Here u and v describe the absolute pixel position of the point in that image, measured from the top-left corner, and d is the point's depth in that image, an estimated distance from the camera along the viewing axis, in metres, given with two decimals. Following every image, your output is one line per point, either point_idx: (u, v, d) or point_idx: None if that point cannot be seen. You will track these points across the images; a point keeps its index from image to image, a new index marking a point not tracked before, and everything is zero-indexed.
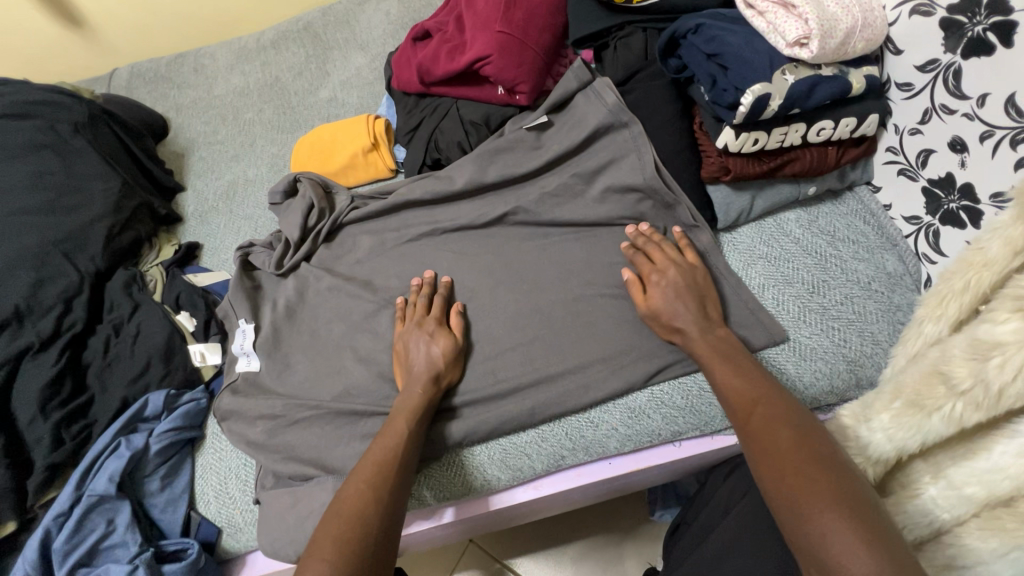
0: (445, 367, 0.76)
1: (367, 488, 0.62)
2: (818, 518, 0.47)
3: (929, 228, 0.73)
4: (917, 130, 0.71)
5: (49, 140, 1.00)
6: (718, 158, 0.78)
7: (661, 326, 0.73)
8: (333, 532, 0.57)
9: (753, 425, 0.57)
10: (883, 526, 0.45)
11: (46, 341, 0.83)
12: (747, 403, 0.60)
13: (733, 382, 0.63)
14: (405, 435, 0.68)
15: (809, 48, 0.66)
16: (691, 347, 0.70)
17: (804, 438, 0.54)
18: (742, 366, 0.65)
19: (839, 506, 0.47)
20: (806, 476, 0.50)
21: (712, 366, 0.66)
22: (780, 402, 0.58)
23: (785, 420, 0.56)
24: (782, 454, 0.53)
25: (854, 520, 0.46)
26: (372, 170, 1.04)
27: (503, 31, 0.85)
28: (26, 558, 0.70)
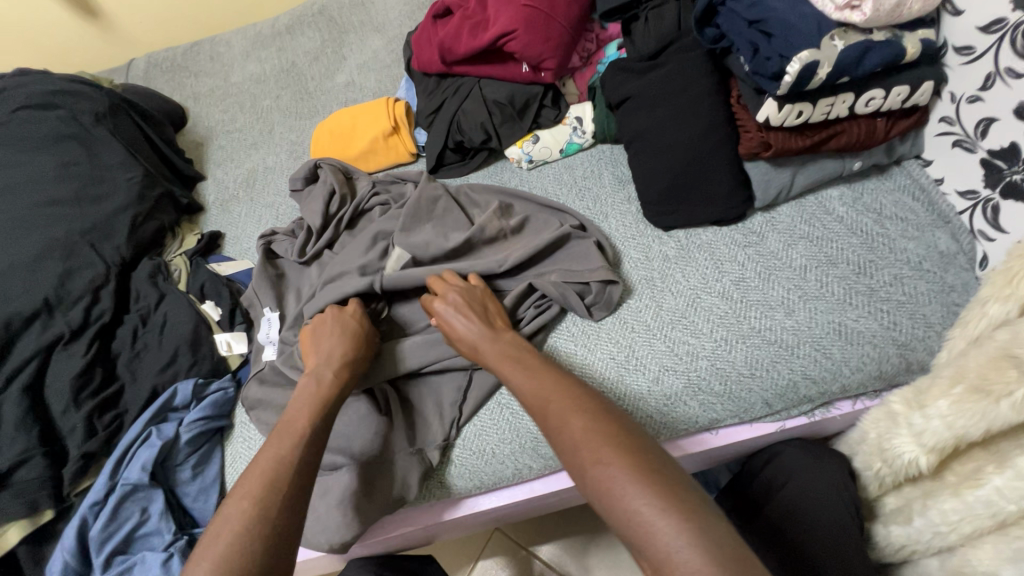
0: (354, 355, 0.71)
1: (253, 506, 0.53)
2: (631, 510, 0.45)
3: (988, 203, 0.68)
4: (977, 98, 0.67)
5: (72, 131, 1.01)
6: (757, 133, 0.73)
7: (456, 339, 0.70)
8: (217, 545, 0.51)
9: (550, 423, 0.55)
10: (686, 497, 0.45)
11: (76, 332, 0.84)
12: (542, 401, 0.57)
13: (527, 384, 0.60)
14: (306, 439, 0.60)
15: (861, 10, 0.61)
16: (483, 355, 0.67)
17: (599, 424, 0.52)
18: (529, 362, 0.63)
19: (647, 491, 0.46)
20: (606, 466, 0.48)
21: (506, 371, 0.63)
22: (570, 392, 0.56)
23: (580, 410, 0.54)
24: (583, 450, 0.51)
25: (665, 497, 0.45)
26: (393, 154, 1.01)
27: (528, 5, 0.83)
28: (64, 545, 0.72)
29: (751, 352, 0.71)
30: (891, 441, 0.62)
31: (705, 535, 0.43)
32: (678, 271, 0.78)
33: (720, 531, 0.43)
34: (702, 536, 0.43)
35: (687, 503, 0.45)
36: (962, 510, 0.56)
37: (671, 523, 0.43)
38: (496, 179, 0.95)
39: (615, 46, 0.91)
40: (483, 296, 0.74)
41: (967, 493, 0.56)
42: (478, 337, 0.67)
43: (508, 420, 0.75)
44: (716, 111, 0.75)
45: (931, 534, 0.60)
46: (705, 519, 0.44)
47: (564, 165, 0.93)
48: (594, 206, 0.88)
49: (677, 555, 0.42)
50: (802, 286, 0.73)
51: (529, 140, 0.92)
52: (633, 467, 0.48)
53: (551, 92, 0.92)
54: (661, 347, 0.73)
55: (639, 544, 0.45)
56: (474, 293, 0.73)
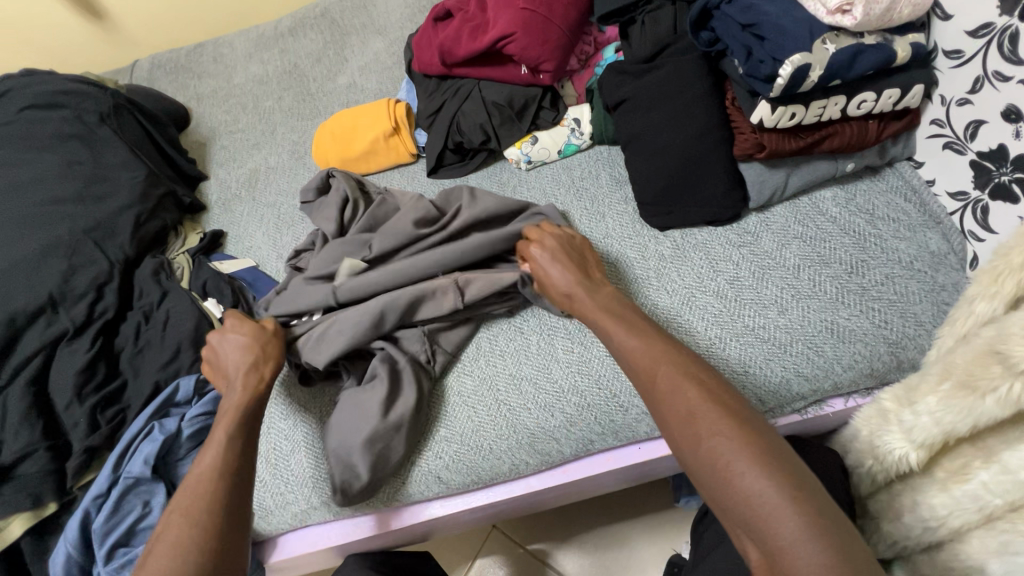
0: (258, 358, 0.71)
1: (180, 515, 0.54)
2: (747, 487, 0.45)
3: (977, 204, 0.70)
4: (966, 101, 0.68)
5: (76, 130, 1.02)
6: (752, 134, 0.75)
7: (552, 292, 0.72)
8: (155, 557, 0.52)
9: (659, 389, 0.54)
10: (801, 479, 0.45)
11: (80, 328, 0.86)
12: (648, 362, 0.56)
13: (630, 343, 0.59)
14: (226, 443, 0.62)
15: (852, 14, 0.62)
16: (582, 309, 0.67)
17: (711, 394, 0.51)
18: (636, 325, 0.62)
19: (766, 470, 0.45)
20: (724, 441, 0.47)
21: (607, 329, 0.63)
22: (681, 357, 0.56)
23: (696, 380, 0.53)
24: (698, 416, 0.50)
25: (784, 478, 0.44)
26: (394, 155, 1.02)
27: (527, 9, 0.85)
28: (67, 537, 0.73)
29: (744, 349, 0.72)
30: (882, 438, 0.63)
31: (826, 531, 0.42)
32: (674, 270, 0.80)
33: (838, 529, 0.42)
34: (820, 522, 0.42)
35: (803, 486, 0.44)
36: (950, 505, 0.57)
37: (791, 506, 0.43)
38: (496, 179, 0.97)
39: (612, 49, 0.92)
40: (581, 254, 0.75)
41: (955, 488, 0.57)
42: (579, 296, 0.68)
43: (505, 417, 0.76)
44: (711, 113, 0.76)
45: (921, 529, 0.61)
46: (824, 515, 0.43)
47: (562, 166, 0.95)
48: (591, 206, 0.89)
49: (797, 544, 0.41)
50: (795, 285, 0.74)
51: (528, 141, 0.93)
52: (755, 449, 0.46)
53: (550, 94, 0.93)
54: None
55: (751, 522, 0.44)
56: (572, 249, 0.75)
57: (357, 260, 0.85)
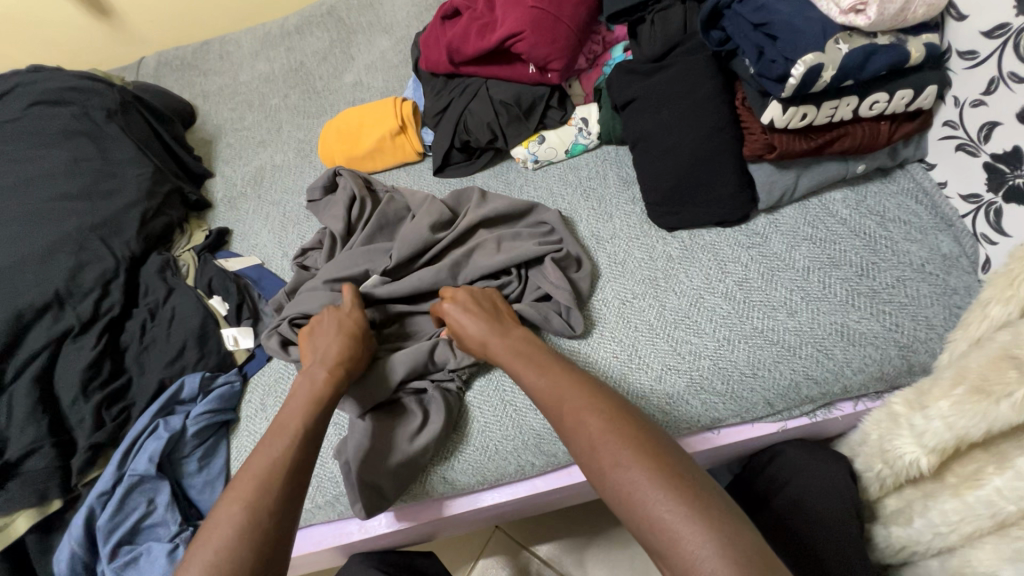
0: (345, 348, 0.71)
1: (243, 511, 0.54)
2: (655, 515, 0.46)
3: (990, 207, 0.69)
4: (980, 102, 0.67)
5: (83, 127, 1.02)
6: (762, 135, 0.74)
7: (467, 338, 0.71)
8: (211, 548, 0.52)
9: (567, 425, 0.55)
10: (703, 496, 0.46)
11: (86, 324, 0.86)
12: (556, 402, 0.58)
13: (541, 383, 0.61)
14: (299, 439, 0.61)
15: (865, 14, 0.61)
16: (495, 351, 0.68)
17: (616, 424, 0.53)
18: (541, 361, 0.63)
19: (667, 494, 0.46)
20: (625, 468, 0.49)
21: (519, 371, 0.64)
22: (587, 390, 0.57)
23: (598, 410, 0.54)
24: (601, 449, 0.51)
25: (686, 500, 0.45)
26: (399, 154, 1.02)
27: (535, 7, 0.84)
28: (72, 535, 0.73)
29: (752, 351, 0.71)
30: (892, 442, 0.62)
31: (733, 544, 0.43)
32: (684, 271, 0.79)
33: (748, 537, 0.43)
34: (724, 540, 0.43)
35: (707, 502, 0.46)
36: (961, 510, 0.57)
37: (691, 526, 0.44)
38: (502, 179, 0.96)
39: (622, 48, 0.92)
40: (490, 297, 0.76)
41: (967, 494, 0.56)
42: (489, 337, 0.69)
43: (511, 417, 0.76)
44: (721, 113, 0.76)
45: (931, 534, 0.60)
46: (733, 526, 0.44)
47: (569, 166, 0.94)
48: (598, 206, 0.88)
49: (703, 565, 0.42)
50: (803, 288, 0.74)
51: (535, 141, 0.93)
52: (657, 471, 0.48)
53: (557, 93, 0.92)
54: (664, 346, 0.74)
55: (664, 548, 0.45)
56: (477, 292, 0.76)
57: (361, 261, 0.85)
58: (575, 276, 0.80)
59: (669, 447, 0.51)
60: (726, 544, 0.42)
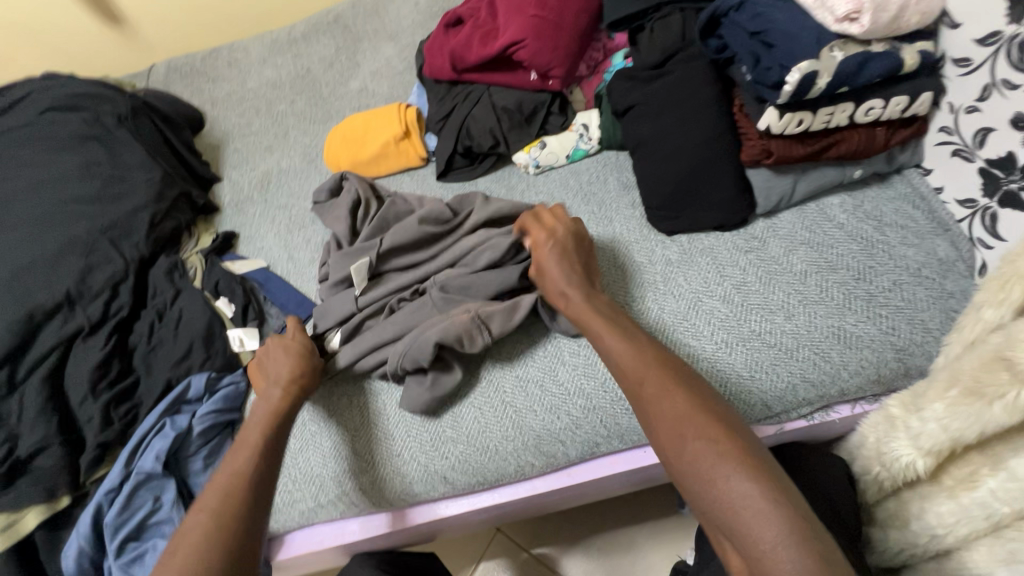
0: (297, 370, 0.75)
1: (212, 513, 0.57)
2: (735, 493, 0.47)
3: (986, 212, 0.70)
4: (975, 108, 0.68)
5: (95, 132, 1.05)
6: (759, 141, 0.75)
7: (552, 287, 0.73)
8: (183, 551, 0.54)
9: (646, 395, 0.56)
10: (784, 483, 0.47)
11: (95, 325, 0.87)
12: (637, 370, 0.58)
13: (621, 350, 0.61)
14: (260, 448, 0.65)
15: (860, 22, 0.63)
16: (575, 310, 0.69)
17: (699, 403, 0.54)
18: (626, 330, 0.64)
19: (750, 475, 0.47)
20: (707, 446, 0.50)
21: (600, 335, 0.64)
22: (668, 366, 0.58)
23: (686, 386, 0.55)
24: (684, 423, 0.52)
25: (767, 483, 0.47)
26: (403, 159, 1.03)
27: (537, 15, 0.86)
28: (80, 531, 0.74)
29: (751, 354, 0.72)
30: (888, 445, 0.63)
31: (810, 540, 0.43)
32: (683, 274, 0.80)
33: (822, 538, 0.44)
34: (800, 530, 0.44)
35: (784, 491, 0.47)
36: (956, 512, 0.57)
37: (774, 509, 0.45)
38: (504, 184, 0.98)
39: (621, 56, 0.94)
40: (584, 245, 0.77)
41: (962, 496, 0.57)
42: (573, 298, 0.70)
43: (510, 417, 0.76)
44: (719, 119, 0.77)
45: (927, 537, 0.60)
46: (807, 522, 0.45)
47: (569, 171, 0.95)
48: (598, 211, 0.89)
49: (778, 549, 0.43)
50: (801, 291, 0.75)
51: (537, 146, 0.94)
52: (740, 455, 0.49)
53: (559, 99, 0.94)
54: (663, 348, 0.75)
55: (738, 528, 0.46)
56: (572, 241, 0.76)
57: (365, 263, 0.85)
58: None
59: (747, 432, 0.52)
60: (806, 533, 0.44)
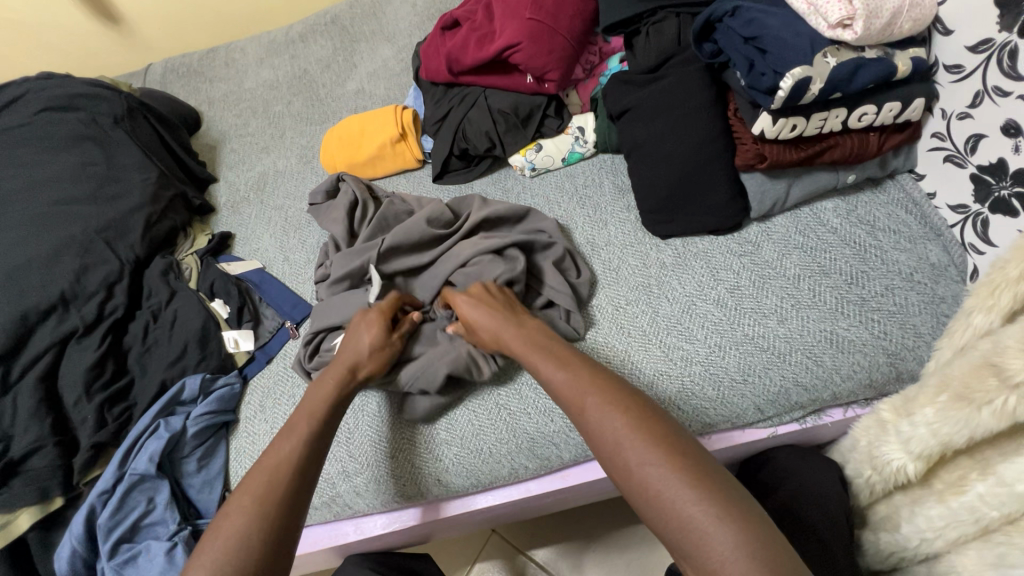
0: (360, 361, 0.71)
1: (251, 504, 0.56)
2: (682, 512, 0.47)
3: (978, 217, 0.70)
4: (967, 114, 0.68)
5: (91, 132, 1.05)
6: (753, 146, 0.75)
7: (482, 334, 0.71)
8: (220, 541, 0.54)
9: (589, 420, 0.56)
10: (727, 494, 0.47)
11: (90, 326, 0.87)
12: (576, 396, 0.58)
13: (560, 377, 0.61)
14: (306, 437, 0.63)
15: (852, 28, 0.63)
16: (508, 343, 0.68)
17: (640, 422, 0.54)
18: (560, 357, 0.63)
19: (696, 492, 0.47)
20: (651, 468, 0.50)
21: (536, 365, 0.64)
22: (606, 387, 0.58)
23: (621, 409, 0.55)
24: (626, 447, 0.52)
25: (712, 497, 0.47)
26: (400, 161, 1.04)
27: (533, 19, 0.86)
28: (73, 532, 0.74)
29: (743, 358, 0.73)
30: (880, 449, 0.63)
31: (758, 549, 0.44)
32: (677, 279, 0.80)
33: (773, 537, 0.45)
34: (749, 539, 0.44)
35: (730, 500, 0.47)
36: (946, 516, 0.58)
37: (721, 522, 0.45)
38: (500, 186, 0.98)
39: (617, 60, 0.94)
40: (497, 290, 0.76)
41: (951, 500, 0.57)
42: (505, 331, 0.69)
43: (503, 418, 0.77)
44: (713, 124, 0.77)
45: (918, 540, 0.61)
46: (758, 527, 0.45)
47: (565, 174, 0.96)
48: (594, 214, 0.90)
49: (727, 561, 0.44)
50: (794, 295, 0.75)
51: (533, 149, 0.94)
52: (684, 472, 0.49)
53: (554, 102, 0.94)
54: (657, 352, 0.75)
55: (691, 545, 0.46)
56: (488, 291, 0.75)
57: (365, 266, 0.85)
58: (575, 281, 0.81)
59: (691, 446, 0.52)
60: (753, 542, 0.44)
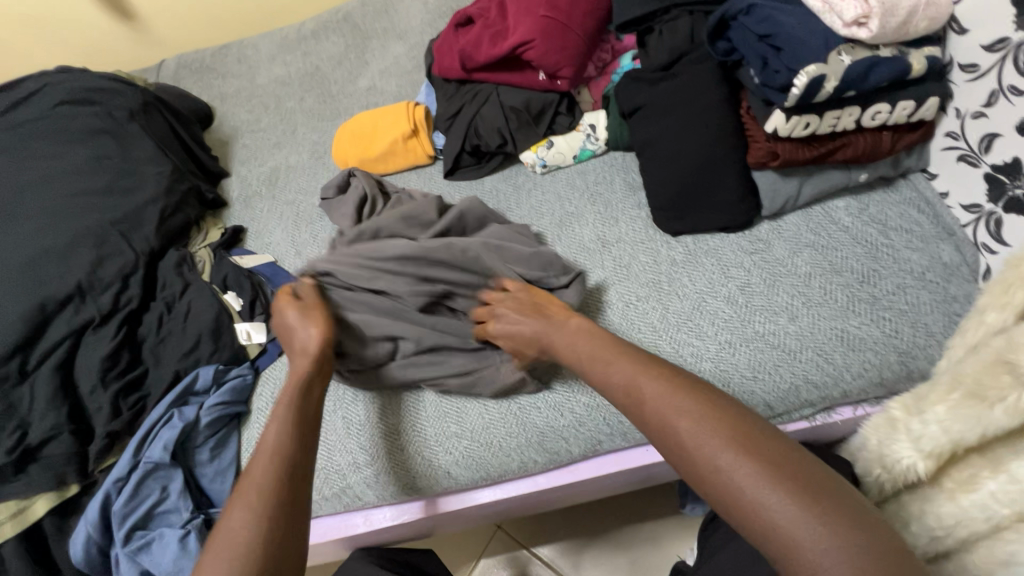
0: (326, 344, 0.73)
1: (245, 496, 0.55)
2: (769, 509, 0.43)
3: (991, 217, 0.70)
4: (981, 114, 0.68)
5: (107, 126, 1.06)
6: (766, 143, 0.76)
7: (522, 340, 0.72)
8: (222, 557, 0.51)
9: (652, 414, 0.54)
10: (820, 487, 0.44)
11: (105, 316, 0.88)
12: (638, 389, 0.56)
13: (618, 371, 0.59)
14: (287, 424, 0.63)
15: (867, 27, 0.64)
16: (557, 342, 0.68)
17: (713, 415, 0.50)
18: (618, 349, 0.62)
19: (783, 487, 0.44)
20: (737, 470, 0.46)
21: (591, 361, 0.63)
22: (669, 378, 0.55)
23: (689, 407, 0.52)
24: (700, 438, 0.49)
25: (802, 492, 0.44)
26: (411, 156, 1.04)
27: (547, 16, 0.87)
28: (88, 518, 0.75)
29: (754, 354, 0.73)
30: (890, 447, 0.63)
31: (862, 546, 0.40)
32: (693, 275, 0.80)
33: (873, 533, 0.41)
34: (849, 537, 0.41)
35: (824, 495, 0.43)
36: (956, 514, 0.58)
37: (817, 519, 0.42)
38: (511, 183, 0.98)
39: (630, 58, 0.94)
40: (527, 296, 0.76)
41: (962, 498, 0.57)
42: (554, 332, 0.69)
43: (514, 414, 0.77)
44: (726, 122, 0.78)
45: (928, 538, 0.60)
46: (862, 528, 0.42)
47: (576, 172, 0.96)
48: (605, 211, 0.90)
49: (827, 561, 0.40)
50: (806, 293, 0.75)
51: (544, 145, 0.95)
52: (766, 465, 0.46)
53: (567, 100, 0.94)
54: (667, 348, 0.76)
55: (781, 545, 0.42)
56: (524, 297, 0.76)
57: None
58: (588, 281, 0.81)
59: (774, 436, 0.49)
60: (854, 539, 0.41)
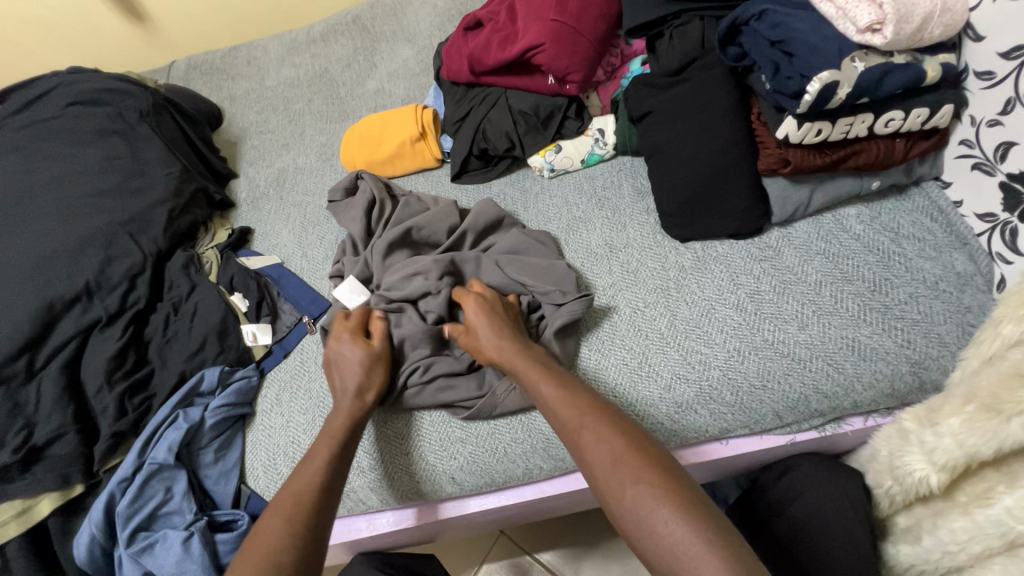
0: (371, 381, 0.74)
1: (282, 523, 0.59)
2: (669, 533, 0.49)
3: (1006, 226, 0.69)
4: (997, 122, 0.68)
5: (117, 127, 1.07)
6: (776, 150, 0.75)
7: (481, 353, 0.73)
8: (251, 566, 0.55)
9: (583, 441, 0.59)
10: (715, 518, 0.49)
11: (113, 316, 0.89)
12: (572, 418, 0.61)
13: (556, 397, 0.64)
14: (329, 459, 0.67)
15: (882, 33, 0.63)
16: (507, 362, 0.70)
17: (633, 447, 0.56)
18: (558, 378, 0.66)
19: (682, 516, 0.49)
20: (644, 490, 0.52)
21: (535, 386, 0.66)
22: (600, 410, 0.61)
23: (615, 438, 0.57)
24: (620, 467, 0.55)
25: (698, 519, 0.49)
26: (419, 160, 1.04)
27: (556, 20, 0.87)
28: (92, 519, 0.75)
29: (763, 363, 0.72)
30: (902, 458, 0.62)
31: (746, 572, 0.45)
32: (702, 282, 0.79)
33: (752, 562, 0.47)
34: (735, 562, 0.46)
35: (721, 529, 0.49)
36: (970, 530, 0.57)
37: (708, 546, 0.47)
38: (518, 187, 0.98)
39: (639, 62, 0.93)
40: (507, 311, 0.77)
41: (976, 512, 0.56)
42: (506, 347, 0.71)
43: (521, 420, 0.76)
44: (737, 128, 0.77)
45: (941, 552, 0.60)
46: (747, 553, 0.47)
47: (584, 176, 0.96)
48: (613, 216, 0.90)
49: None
50: (816, 301, 0.74)
51: (552, 150, 0.94)
52: (672, 496, 0.51)
53: (575, 104, 0.94)
54: (674, 356, 0.75)
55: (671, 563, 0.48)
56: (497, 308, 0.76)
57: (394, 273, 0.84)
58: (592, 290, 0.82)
59: (678, 471, 0.54)
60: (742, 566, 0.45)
